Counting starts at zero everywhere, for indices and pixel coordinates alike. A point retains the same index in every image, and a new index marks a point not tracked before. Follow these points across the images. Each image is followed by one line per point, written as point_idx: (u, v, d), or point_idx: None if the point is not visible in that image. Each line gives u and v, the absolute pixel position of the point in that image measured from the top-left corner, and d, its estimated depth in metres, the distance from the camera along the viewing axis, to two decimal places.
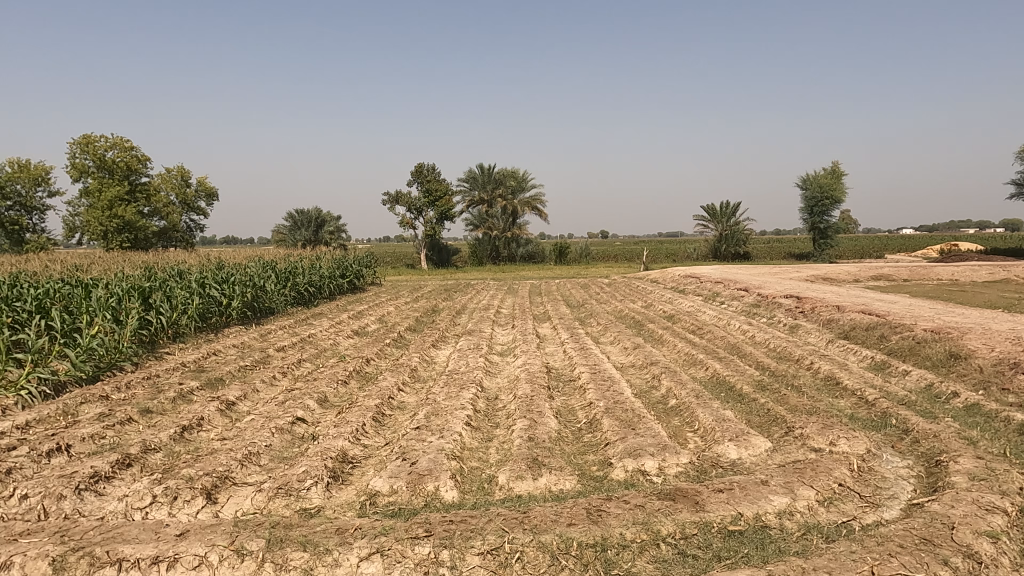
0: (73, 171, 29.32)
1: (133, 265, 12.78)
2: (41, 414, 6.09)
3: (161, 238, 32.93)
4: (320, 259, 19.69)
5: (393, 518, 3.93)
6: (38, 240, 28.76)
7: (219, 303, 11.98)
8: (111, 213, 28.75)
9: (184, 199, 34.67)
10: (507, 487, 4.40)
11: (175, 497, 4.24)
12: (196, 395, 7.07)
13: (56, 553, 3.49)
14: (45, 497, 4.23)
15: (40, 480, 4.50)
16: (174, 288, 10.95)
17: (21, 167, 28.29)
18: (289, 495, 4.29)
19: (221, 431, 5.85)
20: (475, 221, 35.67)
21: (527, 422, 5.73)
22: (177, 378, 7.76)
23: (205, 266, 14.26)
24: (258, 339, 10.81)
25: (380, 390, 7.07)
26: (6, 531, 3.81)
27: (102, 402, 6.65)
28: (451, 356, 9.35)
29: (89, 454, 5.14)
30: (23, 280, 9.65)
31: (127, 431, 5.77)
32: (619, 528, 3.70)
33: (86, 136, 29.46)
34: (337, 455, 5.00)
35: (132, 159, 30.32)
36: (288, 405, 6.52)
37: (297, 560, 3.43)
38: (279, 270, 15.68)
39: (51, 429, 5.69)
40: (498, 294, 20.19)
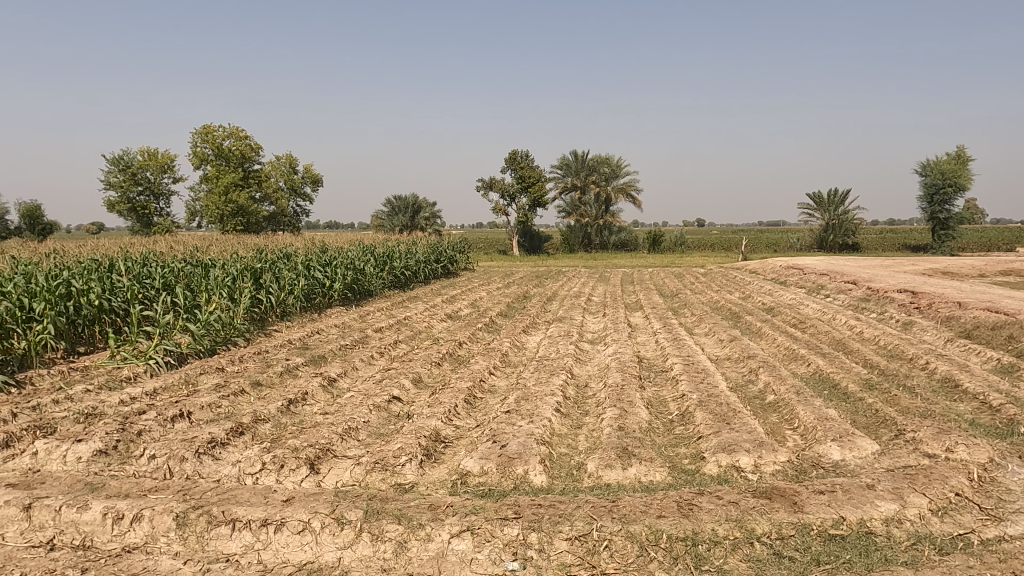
0: (194, 159, 31.62)
1: (247, 248, 13.65)
2: (167, 382, 6.67)
3: (270, 222, 34.98)
4: (416, 244, 20.30)
5: (484, 498, 4.02)
6: (164, 223, 31.27)
7: (322, 285, 12.61)
8: (227, 198, 30.78)
9: (292, 185, 36.59)
10: (596, 475, 4.40)
11: (282, 466, 4.52)
12: (301, 370, 7.50)
13: (179, 510, 3.82)
14: (169, 458, 4.63)
15: (165, 443, 4.93)
16: (281, 269, 11.61)
17: (150, 156, 30.80)
18: (385, 470, 4.48)
19: (323, 405, 6.17)
20: (568, 208, 35.66)
21: (617, 411, 5.68)
22: (285, 354, 8.25)
23: (310, 249, 15.04)
24: (357, 319, 11.32)
25: (472, 373, 7.23)
26: (138, 487, 4.20)
27: (218, 373, 7.19)
28: (541, 342, 9.39)
29: (207, 421, 5.57)
30: (152, 259, 10.54)
31: (240, 401, 6.21)
32: (710, 524, 3.61)
33: (206, 126, 31.65)
34: (431, 435, 5.15)
35: (246, 148, 32.28)
36: (385, 384, 6.79)
37: (392, 532, 3.57)
38: (378, 254, 16.30)
39: (175, 396, 6.21)
40: (589, 282, 20.01)
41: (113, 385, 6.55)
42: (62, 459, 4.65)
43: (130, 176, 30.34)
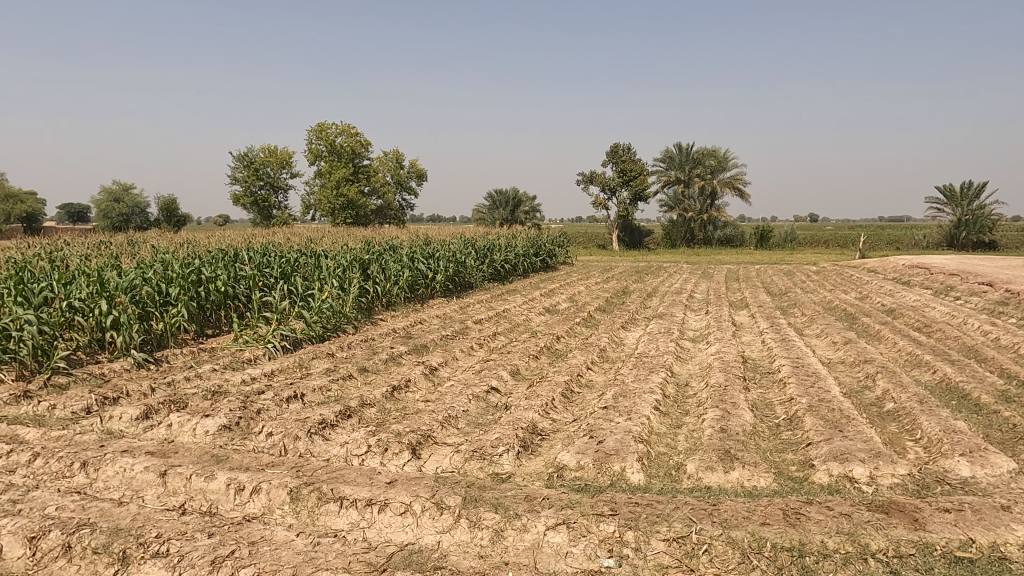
0: (309, 156, 33.44)
1: (356, 240, 14.29)
2: (283, 364, 7.12)
3: (378, 215, 36.40)
4: (516, 238, 20.50)
5: (580, 493, 4.01)
6: (282, 216, 33.30)
7: (425, 276, 13.01)
8: (339, 192, 32.33)
9: (398, 180, 37.91)
10: (696, 477, 4.28)
11: (386, 449, 4.71)
12: (404, 358, 7.77)
13: (292, 485, 4.07)
14: (284, 436, 4.94)
15: (281, 421, 5.27)
16: (387, 261, 12.07)
17: (270, 153, 32.87)
18: (483, 460, 4.56)
19: (425, 393, 6.37)
20: (670, 202, 34.83)
21: (719, 413, 5.50)
22: (389, 342, 8.58)
23: (415, 241, 15.53)
24: (458, 311, 11.59)
25: (570, 368, 7.23)
26: (257, 461, 4.52)
27: (329, 358, 7.60)
28: (640, 339, 9.23)
29: (318, 403, 5.90)
30: (272, 249, 11.26)
31: (348, 385, 6.53)
32: (819, 536, 3.42)
33: (320, 124, 33.39)
34: (528, 427, 5.20)
35: (356, 144, 33.78)
36: (484, 375, 6.92)
37: (489, 520, 3.64)
38: (478, 247, 16.61)
39: (290, 378, 6.63)
40: (691, 278, 19.42)
41: (236, 366, 7.07)
42: (192, 431, 5.08)
43: (253, 172, 32.54)
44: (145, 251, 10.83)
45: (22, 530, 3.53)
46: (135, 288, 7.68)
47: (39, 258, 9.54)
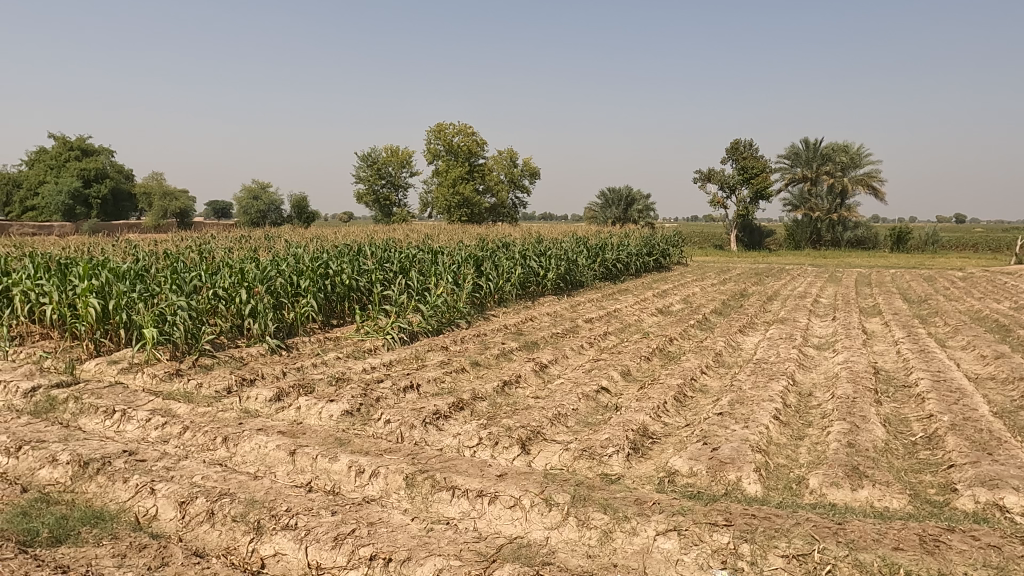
0: (428, 155, 34.65)
1: (471, 237, 14.63)
2: (400, 355, 7.43)
3: (492, 213, 37.07)
4: (629, 237, 20.20)
5: (692, 500, 3.90)
6: (401, 213, 34.73)
7: (537, 274, 13.10)
8: (455, 190, 33.37)
9: (511, 178, 38.41)
10: (819, 493, 4.04)
11: (497, 442, 4.80)
12: (515, 354, 7.88)
13: (408, 472, 4.24)
14: (401, 424, 5.16)
15: (398, 410, 5.51)
16: (500, 258, 12.28)
17: (392, 153, 34.35)
18: (592, 459, 4.54)
19: (535, 389, 6.43)
20: (795, 201, 32.99)
21: (846, 426, 5.15)
22: (501, 337, 8.73)
23: (527, 239, 15.69)
24: (569, 309, 11.59)
25: (683, 371, 7.04)
26: (376, 446, 4.76)
27: (443, 350, 7.85)
28: (760, 344, 8.82)
29: (433, 394, 6.12)
30: (392, 245, 11.78)
31: (461, 378, 6.72)
32: (962, 567, 3.12)
33: (439, 125, 34.51)
34: (639, 429, 5.12)
35: (473, 143, 34.63)
36: (594, 374, 6.89)
37: (598, 521, 3.62)
38: (590, 246, 16.52)
39: (406, 369, 6.91)
40: (817, 282, 18.28)
41: (358, 355, 7.47)
42: (318, 414, 5.43)
43: (375, 171, 34.21)
44: (279, 246, 11.67)
45: (174, 495, 3.92)
46: (270, 279, 8.30)
47: (190, 250, 10.54)
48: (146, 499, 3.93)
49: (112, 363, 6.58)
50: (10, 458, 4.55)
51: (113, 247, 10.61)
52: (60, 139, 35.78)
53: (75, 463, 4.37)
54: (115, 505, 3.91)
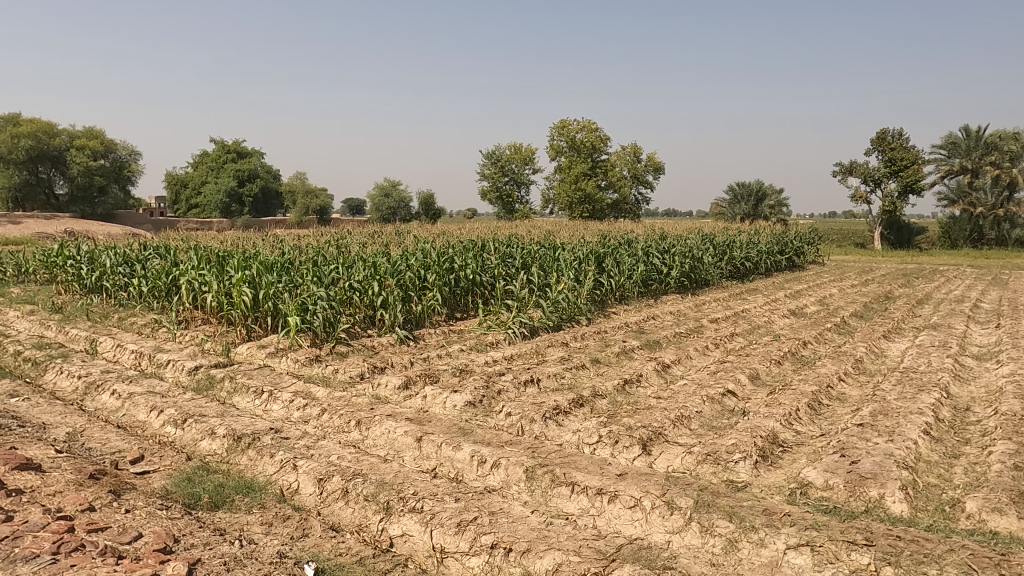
0: (551, 152, 34.83)
1: (592, 233, 14.54)
2: (521, 350, 7.54)
3: (614, 210, 36.59)
4: (759, 234, 19.22)
5: (827, 515, 3.66)
6: (523, 210, 35.16)
7: (660, 272, 12.80)
8: (577, 186, 33.39)
9: (635, 173, 37.74)
10: (977, 519, 3.65)
11: (617, 441, 4.75)
12: (636, 353, 7.75)
13: (528, 465, 4.28)
14: (522, 417, 5.24)
15: (519, 403, 5.59)
16: (622, 255, 12.11)
17: (516, 150, 34.83)
18: (717, 464, 4.37)
19: (657, 390, 6.30)
20: (952, 195, 30.00)
21: (1012, 447, 4.61)
22: (622, 335, 8.61)
23: (650, 236, 15.37)
24: (693, 308, 11.23)
25: (818, 377, 6.60)
26: (498, 438, 4.86)
27: (563, 347, 7.87)
28: (907, 351, 8.09)
29: (553, 389, 6.16)
30: (515, 241, 11.96)
31: (581, 374, 6.70)
32: None
33: (562, 121, 34.55)
34: (768, 436, 4.86)
35: (596, 139, 34.41)
36: (720, 376, 6.63)
37: (723, 528, 3.48)
38: (717, 244, 15.90)
39: (527, 363, 7.00)
40: (977, 285, 16.50)
41: (481, 348, 7.67)
42: (443, 404, 5.63)
43: (499, 169, 34.89)
44: (408, 242, 12.20)
45: (313, 471, 4.22)
46: (400, 273, 8.70)
47: (329, 245, 11.28)
48: (289, 474, 4.27)
49: (261, 347, 7.18)
50: (178, 429, 5.10)
51: (263, 242, 11.57)
52: (220, 142, 39.57)
53: (230, 437, 4.82)
54: (263, 477, 4.28)
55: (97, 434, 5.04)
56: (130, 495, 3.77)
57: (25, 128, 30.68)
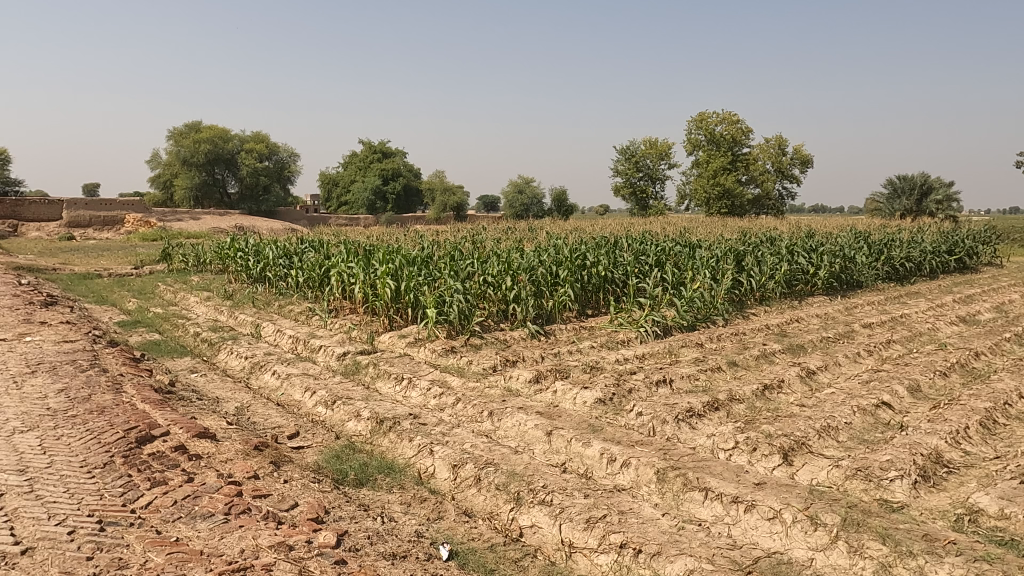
0: (688, 146, 33.74)
1: (731, 231, 13.90)
2: (653, 349, 7.38)
3: (755, 206, 34.72)
4: (923, 233, 17.44)
5: (1002, 548, 3.27)
6: (658, 206, 34.34)
7: (805, 272, 12.00)
8: (715, 181, 32.11)
9: (779, 167, 35.58)
10: None
11: (756, 448, 4.52)
12: (777, 357, 7.32)
13: (659, 466, 4.18)
14: (654, 418, 5.13)
15: (651, 403, 5.48)
16: (764, 254, 11.48)
17: (651, 145, 34.07)
18: (869, 481, 4.03)
19: (800, 397, 5.92)
20: None
21: None
22: (762, 338, 8.17)
23: (796, 233, 14.45)
24: (843, 312, 10.41)
25: (993, 393, 5.89)
26: (628, 437, 4.80)
27: (698, 347, 7.61)
28: None
29: (686, 391, 5.97)
30: (648, 238, 11.71)
31: (716, 377, 6.44)
32: None
33: (701, 114, 33.31)
34: (930, 454, 4.41)
35: (737, 131, 32.86)
36: (873, 386, 6.10)
37: (875, 551, 3.21)
38: (872, 243, 14.63)
39: (659, 363, 6.84)
40: None
41: (612, 346, 7.60)
42: (573, 400, 5.65)
43: (634, 164, 34.31)
44: (541, 238, 12.31)
45: (448, 457, 4.40)
46: (533, 269, 8.81)
47: (465, 240, 11.65)
48: (426, 458, 4.48)
49: (402, 337, 7.59)
50: (328, 409, 5.53)
51: (405, 237, 12.19)
52: (367, 143, 42.16)
53: (374, 420, 5.14)
54: (403, 460, 4.53)
55: (260, 410, 5.58)
56: (288, 467, 4.14)
57: (205, 134, 34.44)
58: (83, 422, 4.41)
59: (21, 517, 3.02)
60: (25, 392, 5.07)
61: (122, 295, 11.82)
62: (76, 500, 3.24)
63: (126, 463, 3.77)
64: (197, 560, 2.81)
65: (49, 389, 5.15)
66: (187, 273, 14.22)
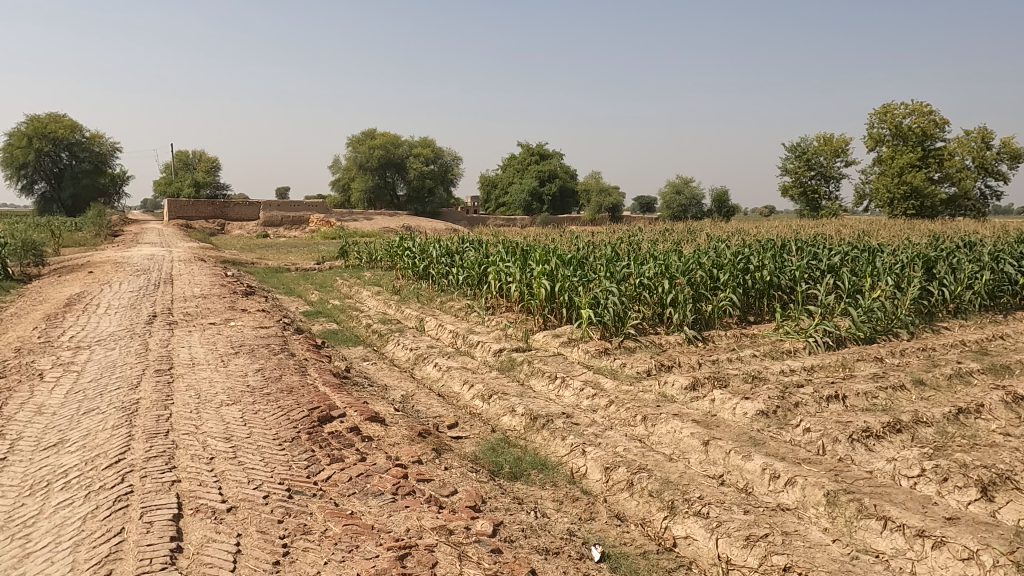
0: (869, 141, 30.81)
1: (922, 234, 12.45)
2: (824, 361, 6.82)
3: (950, 206, 30.85)
4: None
5: None
6: (831, 206, 31.73)
7: (1014, 282, 10.45)
8: (901, 180, 29.06)
9: (982, 163, 31.34)
10: None
11: (947, 479, 4.03)
12: (975, 378, 6.46)
13: (830, 488, 3.85)
14: (823, 435, 4.75)
15: (820, 420, 5.08)
16: (961, 260, 10.16)
17: (825, 141, 31.54)
18: None
19: (1005, 425, 5.18)
20: None
21: None
22: (956, 356, 7.25)
23: (1003, 237, 12.61)
24: None
25: None
26: (794, 454, 4.49)
27: (876, 362, 6.92)
28: None
29: (862, 409, 5.46)
30: (821, 241, 10.84)
31: (899, 397, 5.82)
32: None
33: (886, 105, 30.24)
34: None
35: (930, 124, 29.45)
36: None
37: None
38: None
39: (831, 377, 6.31)
40: None
41: (776, 355, 7.14)
42: (732, 410, 5.39)
43: (805, 162, 31.98)
44: (701, 240, 11.86)
45: (600, 459, 4.38)
46: (692, 272, 8.52)
47: (621, 242, 11.52)
48: (578, 458, 4.50)
49: (556, 336, 7.69)
50: (485, 403, 5.74)
51: (561, 237, 12.31)
52: (526, 146, 43.11)
53: (527, 416, 5.25)
54: (556, 458, 4.59)
55: (424, 399, 5.93)
56: (448, 455, 4.36)
57: (379, 140, 37.18)
58: (276, 399, 4.96)
59: (227, 479, 3.45)
60: (231, 370, 5.81)
61: (305, 288, 13.11)
62: (270, 468, 3.65)
63: (310, 439, 4.18)
64: (369, 534, 3.05)
65: (249, 368, 5.86)
66: (361, 269, 15.42)
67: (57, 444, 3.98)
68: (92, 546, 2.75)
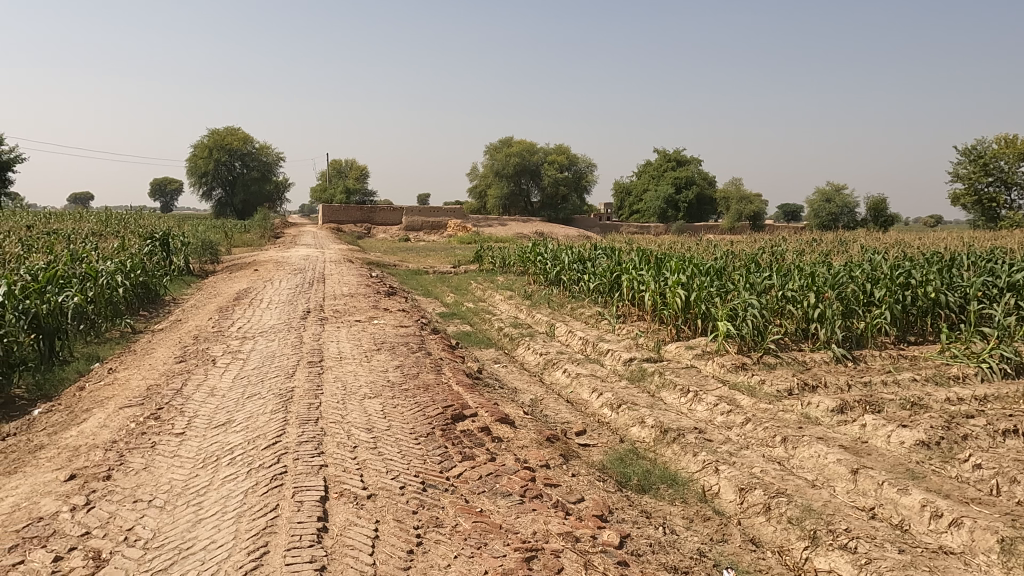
0: None
1: None
2: (1000, 391, 6.05)
3: None
4: None
5: None
6: (1013, 216, 28.14)
7: None
8: None
9: None
10: None
11: None
12: None
13: (1005, 534, 3.40)
14: (997, 474, 4.22)
15: (994, 456, 4.50)
16: None
17: (1008, 143, 28.03)
18: None
19: None
20: None
21: None
22: None
23: None
24: None
25: None
26: (960, 492, 4.02)
27: None
28: None
29: None
30: (1000, 255, 9.64)
31: None
32: None
33: None
34: None
35: None
36: None
37: None
38: None
39: (1008, 409, 5.58)
40: None
41: (941, 381, 6.44)
42: (886, 438, 4.93)
43: (981, 166, 28.66)
44: (853, 251, 10.98)
45: (734, 478, 4.18)
46: (842, 285, 7.90)
47: (763, 252, 10.93)
48: (711, 475, 4.32)
49: (689, 348, 7.44)
50: (614, 412, 5.67)
51: (697, 246, 11.92)
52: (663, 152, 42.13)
53: (658, 428, 5.11)
54: (687, 474, 4.44)
55: (552, 404, 5.97)
56: (575, 462, 4.35)
57: (515, 147, 37.96)
58: (413, 395, 5.20)
59: (368, 468, 3.67)
60: (374, 365, 6.18)
61: (442, 290, 13.68)
62: (407, 461, 3.83)
63: (443, 435, 4.34)
64: (497, 533, 3.11)
65: (390, 365, 6.20)
66: (494, 273, 15.81)
67: (225, 423, 4.43)
68: (251, 519, 3.03)
